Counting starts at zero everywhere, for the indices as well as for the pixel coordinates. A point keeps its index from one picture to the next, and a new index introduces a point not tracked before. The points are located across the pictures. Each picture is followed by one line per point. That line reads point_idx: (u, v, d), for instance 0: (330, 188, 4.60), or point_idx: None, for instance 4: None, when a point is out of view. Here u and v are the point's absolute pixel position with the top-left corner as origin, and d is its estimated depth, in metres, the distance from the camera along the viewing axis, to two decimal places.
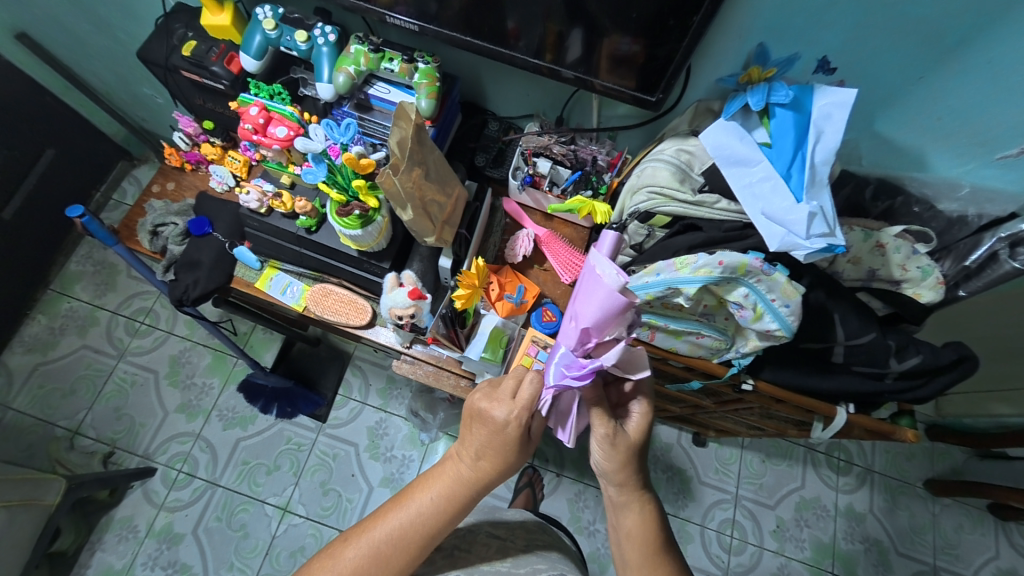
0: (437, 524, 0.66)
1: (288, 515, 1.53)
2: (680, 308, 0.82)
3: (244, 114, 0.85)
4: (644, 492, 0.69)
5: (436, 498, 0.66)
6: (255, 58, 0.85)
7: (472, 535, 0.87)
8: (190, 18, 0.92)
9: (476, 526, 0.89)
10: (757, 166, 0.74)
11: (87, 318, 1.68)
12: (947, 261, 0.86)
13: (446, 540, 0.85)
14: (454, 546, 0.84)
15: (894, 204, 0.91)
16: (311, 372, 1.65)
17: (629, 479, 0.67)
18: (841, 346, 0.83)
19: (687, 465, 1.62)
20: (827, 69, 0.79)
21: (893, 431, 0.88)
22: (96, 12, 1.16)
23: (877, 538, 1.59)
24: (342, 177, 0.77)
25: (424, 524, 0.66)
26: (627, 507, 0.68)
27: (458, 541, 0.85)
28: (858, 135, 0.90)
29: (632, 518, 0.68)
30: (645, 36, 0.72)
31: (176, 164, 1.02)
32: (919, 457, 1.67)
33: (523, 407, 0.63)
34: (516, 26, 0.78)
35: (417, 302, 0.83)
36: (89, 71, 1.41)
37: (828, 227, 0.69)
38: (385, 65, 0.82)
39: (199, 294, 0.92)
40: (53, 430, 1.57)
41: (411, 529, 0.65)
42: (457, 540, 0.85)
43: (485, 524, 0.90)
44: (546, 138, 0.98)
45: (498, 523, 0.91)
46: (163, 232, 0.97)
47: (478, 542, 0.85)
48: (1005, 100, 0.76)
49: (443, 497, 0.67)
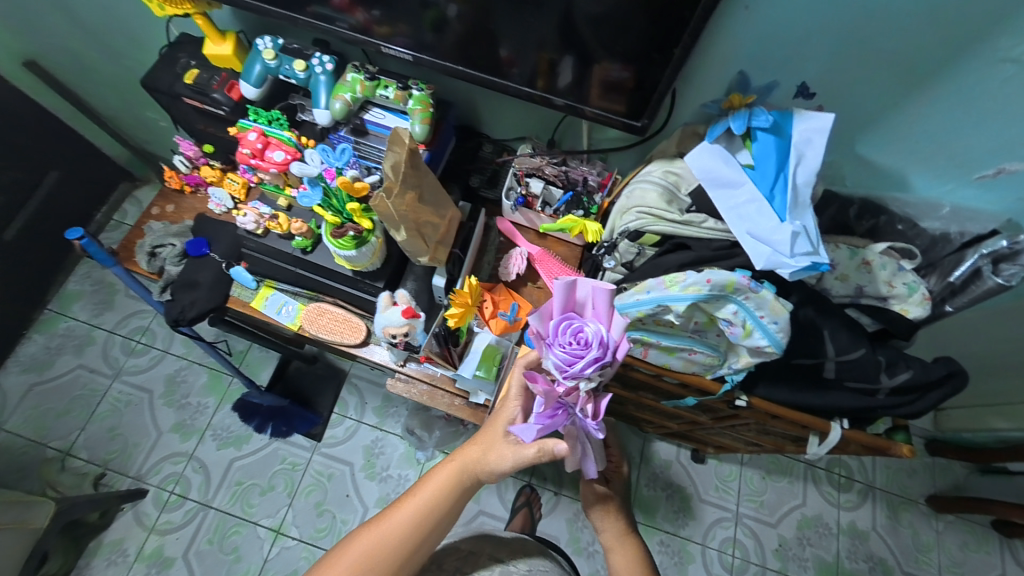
0: (440, 513, 0.71)
1: (281, 538, 1.51)
2: (671, 325, 0.83)
3: (242, 139, 0.87)
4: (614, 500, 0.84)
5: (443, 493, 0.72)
6: (255, 86, 0.88)
7: (475, 557, 0.85)
8: (194, 49, 0.96)
9: (477, 548, 0.87)
10: (741, 188, 0.76)
11: (84, 337, 1.68)
12: (933, 278, 0.88)
13: (448, 561, 0.84)
14: (458, 566, 0.83)
15: (879, 223, 0.92)
16: (309, 390, 1.64)
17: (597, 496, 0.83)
18: (831, 362, 0.84)
19: (686, 482, 1.61)
20: (808, 94, 0.82)
21: (888, 447, 0.87)
22: (104, 40, 1.20)
23: (881, 557, 1.56)
24: (337, 200, 0.79)
25: (429, 515, 0.71)
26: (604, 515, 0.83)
27: (461, 562, 0.84)
28: (841, 157, 0.92)
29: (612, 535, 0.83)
30: (634, 63, 0.75)
31: (175, 186, 1.05)
32: (921, 473, 1.65)
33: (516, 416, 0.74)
34: (506, 53, 0.81)
35: (411, 321, 0.85)
36: (99, 97, 1.45)
37: (812, 246, 0.70)
38: (380, 93, 0.84)
39: (196, 314, 0.92)
40: (45, 451, 1.56)
41: (419, 520, 0.70)
42: (459, 561, 0.84)
43: (486, 545, 0.88)
44: (538, 161, 1.00)
45: (500, 544, 0.89)
46: (161, 253, 0.98)
47: (481, 565, 0.84)
48: (978, 123, 0.79)
49: (446, 492, 0.72)
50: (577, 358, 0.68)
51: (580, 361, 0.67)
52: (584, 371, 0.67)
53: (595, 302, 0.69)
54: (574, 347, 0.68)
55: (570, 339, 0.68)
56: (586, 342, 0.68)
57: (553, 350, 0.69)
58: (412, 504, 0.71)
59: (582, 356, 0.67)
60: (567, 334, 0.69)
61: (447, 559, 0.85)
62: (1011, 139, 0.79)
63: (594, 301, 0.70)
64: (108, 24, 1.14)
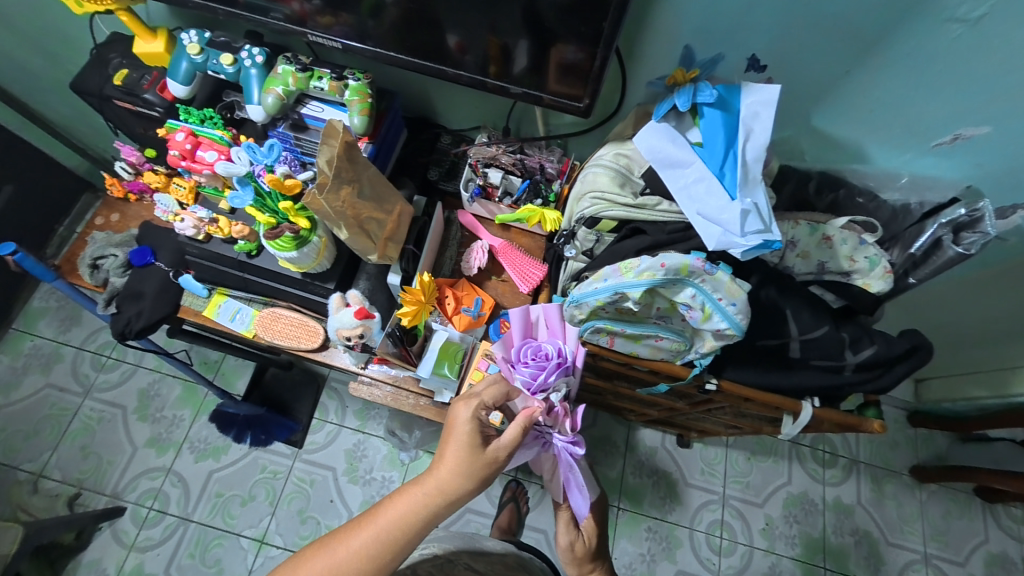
0: (408, 540, 0.64)
1: (264, 547, 1.48)
2: (634, 313, 0.81)
3: (170, 141, 0.85)
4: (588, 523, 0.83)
5: (412, 518, 0.65)
6: (184, 83, 0.85)
7: (451, 565, 0.85)
8: (126, 48, 0.92)
9: (454, 555, 0.87)
10: (690, 167, 0.74)
11: (51, 355, 1.62)
12: (895, 251, 0.86)
13: (421, 566, 0.84)
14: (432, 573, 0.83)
15: (838, 197, 0.90)
16: (286, 397, 1.61)
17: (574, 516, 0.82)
18: (796, 341, 0.83)
19: (672, 468, 1.60)
20: (758, 67, 0.79)
21: (859, 424, 0.87)
22: (39, 43, 1.14)
23: (866, 530, 1.57)
24: (270, 201, 0.76)
25: (394, 542, 0.64)
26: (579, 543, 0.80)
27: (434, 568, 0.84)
28: (798, 131, 0.91)
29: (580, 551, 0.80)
30: (589, 44, 0.71)
31: (118, 195, 1.00)
32: (903, 445, 1.66)
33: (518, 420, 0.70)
34: (449, 38, 0.77)
35: (364, 322, 0.82)
36: (48, 105, 1.37)
37: (763, 223, 0.69)
38: (314, 85, 0.82)
39: (143, 326, 0.89)
40: (16, 474, 1.51)
41: (382, 546, 0.63)
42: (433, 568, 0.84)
43: (464, 555, 0.88)
44: (493, 150, 0.97)
45: (478, 554, 0.90)
46: (103, 264, 0.94)
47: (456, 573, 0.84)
48: (932, 90, 0.77)
49: (416, 517, 0.65)
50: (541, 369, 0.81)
51: (545, 371, 0.81)
52: (550, 380, 0.81)
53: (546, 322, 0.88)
54: (537, 361, 0.82)
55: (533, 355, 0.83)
56: (546, 355, 0.83)
57: (519, 368, 0.81)
58: (374, 527, 0.64)
59: (544, 369, 0.81)
60: (528, 350, 0.84)
61: (421, 565, 0.84)
62: (964, 105, 0.78)
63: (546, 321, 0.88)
64: (42, 25, 1.08)
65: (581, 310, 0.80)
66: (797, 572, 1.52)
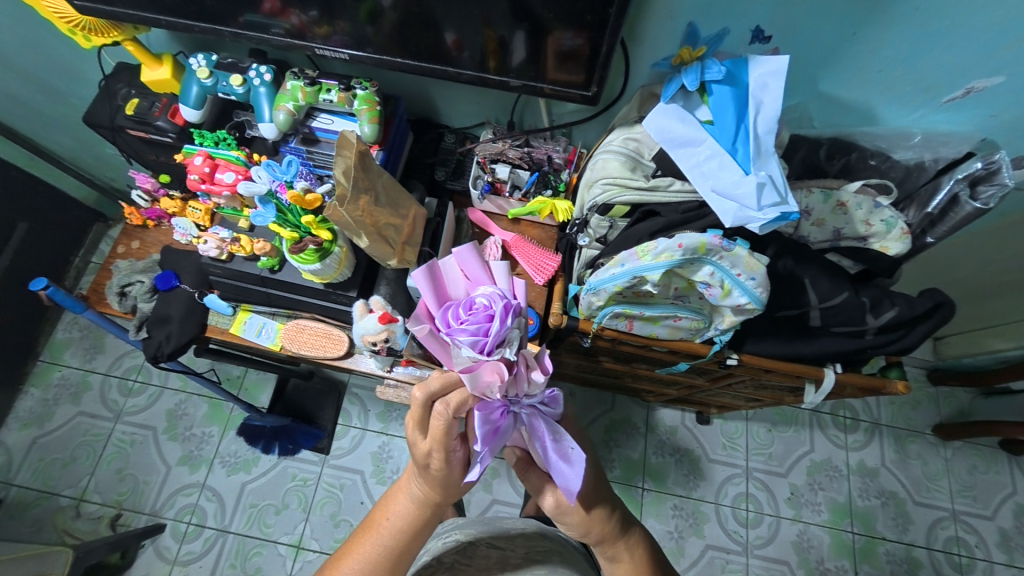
0: (407, 550, 0.64)
1: (301, 552, 1.52)
2: (652, 295, 0.82)
3: (189, 165, 0.86)
4: (632, 540, 0.71)
5: (407, 529, 0.63)
6: (195, 108, 0.87)
7: (473, 547, 0.84)
8: (131, 77, 0.94)
9: (474, 538, 0.86)
10: (701, 145, 0.74)
11: (80, 384, 1.65)
12: (911, 210, 0.87)
13: (447, 555, 0.83)
14: (454, 560, 0.82)
15: (850, 160, 0.91)
16: (309, 406, 1.63)
17: (612, 535, 0.69)
18: (816, 309, 0.83)
19: (694, 445, 1.62)
20: (763, 38, 0.80)
21: (883, 385, 0.88)
22: (43, 80, 1.15)
23: (893, 491, 1.59)
24: (292, 216, 0.78)
25: (392, 555, 0.63)
26: (617, 558, 0.70)
27: (458, 555, 0.82)
28: (804, 98, 0.90)
29: (624, 566, 0.70)
30: (587, 28, 0.71)
31: (137, 223, 1.02)
32: (925, 404, 1.67)
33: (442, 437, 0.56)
34: (453, 37, 0.77)
35: (388, 326, 0.84)
36: (51, 139, 1.38)
37: (779, 196, 0.69)
38: (323, 98, 0.84)
39: (174, 348, 0.91)
40: (58, 500, 1.54)
41: (382, 561, 0.62)
42: (457, 553, 0.83)
43: (485, 535, 0.87)
44: (499, 145, 0.98)
45: (499, 534, 0.88)
46: (130, 291, 0.96)
47: (478, 555, 0.82)
48: (940, 45, 0.77)
49: (410, 528, 0.64)
50: (485, 324, 0.59)
51: (492, 324, 0.58)
52: (503, 332, 0.59)
53: (466, 271, 0.64)
54: (472, 317, 0.58)
55: (467, 320, 0.58)
56: (485, 306, 0.59)
57: (456, 335, 0.58)
58: (372, 544, 0.63)
59: (495, 318, 0.59)
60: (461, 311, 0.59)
61: (446, 552, 0.84)
62: (974, 57, 0.78)
63: (465, 268, 0.64)
64: (41, 61, 1.09)
65: (599, 298, 0.80)
66: (826, 538, 1.54)
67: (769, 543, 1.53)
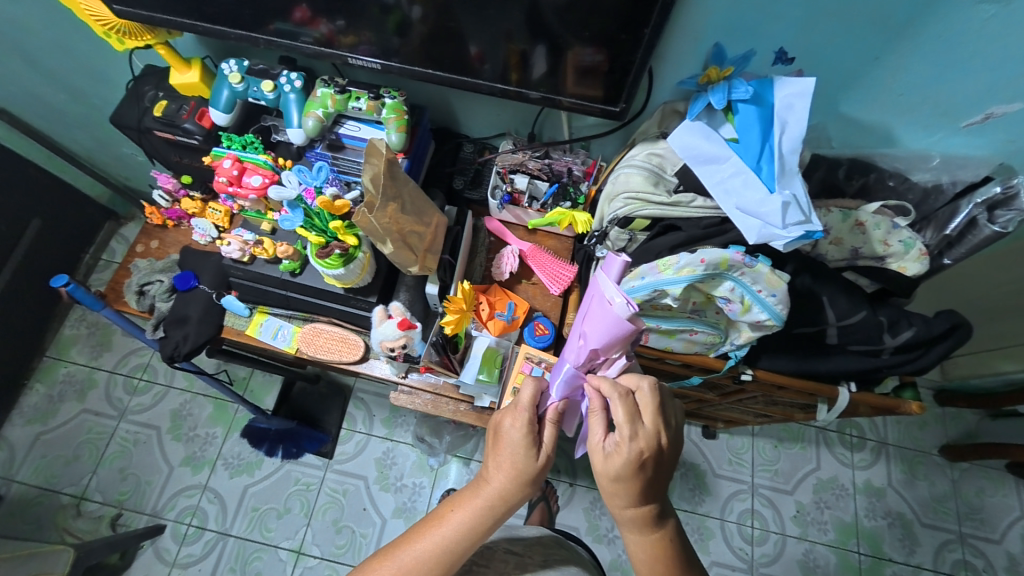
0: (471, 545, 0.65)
1: (302, 558, 1.50)
2: (669, 308, 0.81)
3: (218, 168, 0.87)
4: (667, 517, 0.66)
5: (476, 526, 0.64)
6: (225, 112, 0.89)
7: (490, 552, 0.83)
8: (159, 80, 0.96)
9: (491, 543, 0.86)
10: (726, 162, 0.75)
11: (85, 381, 1.65)
12: (929, 231, 0.90)
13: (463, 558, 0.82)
14: (471, 562, 0.81)
15: (869, 181, 0.92)
16: (314, 410, 1.63)
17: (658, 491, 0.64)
18: (834, 327, 0.84)
19: (700, 459, 1.61)
20: (785, 60, 0.81)
21: (897, 405, 0.87)
22: (66, 79, 1.16)
23: (900, 512, 1.57)
24: (319, 220, 0.78)
25: (462, 543, 0.64)
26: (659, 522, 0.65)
27: (475, 557, 0.82)
28: (824, 119, 0.91)
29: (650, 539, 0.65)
30: (611, 45, 0.72)
31: (157, 222, 1.03)
32: (933, 425, 1.66)
33: (526, 410, 0.64)
34: (478, 50, 0.78)
35: (407, 333, 0.83)
36: (67, 137, 1.38)
37: (803, 214, 0.70)
38: (352, 105, 0.86)
39: (190, 348, 0.91)
40: (59, 498, 1.53)
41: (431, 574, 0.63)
42: (474, 556, 0.82)
43: (502, 541, 0.86)
44: (519, 155, 0.99)
45: (515, 539, 0.87)
46: (149, 290, 0.96)
47: (496, 559, 0.82)
48: (960, 71, 0.78)
49: (467, 532, 0.64)
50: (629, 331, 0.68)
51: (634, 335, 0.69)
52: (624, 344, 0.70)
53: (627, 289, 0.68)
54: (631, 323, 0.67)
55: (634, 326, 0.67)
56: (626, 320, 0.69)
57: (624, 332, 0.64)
58: (414, 554, 0.63)
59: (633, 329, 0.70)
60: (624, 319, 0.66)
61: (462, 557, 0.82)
62: (993, 85, 0.79)
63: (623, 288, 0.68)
64: (67, 60, 1.10)
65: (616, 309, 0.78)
66: (831, 558, 1.52)
67: (774, 562, 1.51)
